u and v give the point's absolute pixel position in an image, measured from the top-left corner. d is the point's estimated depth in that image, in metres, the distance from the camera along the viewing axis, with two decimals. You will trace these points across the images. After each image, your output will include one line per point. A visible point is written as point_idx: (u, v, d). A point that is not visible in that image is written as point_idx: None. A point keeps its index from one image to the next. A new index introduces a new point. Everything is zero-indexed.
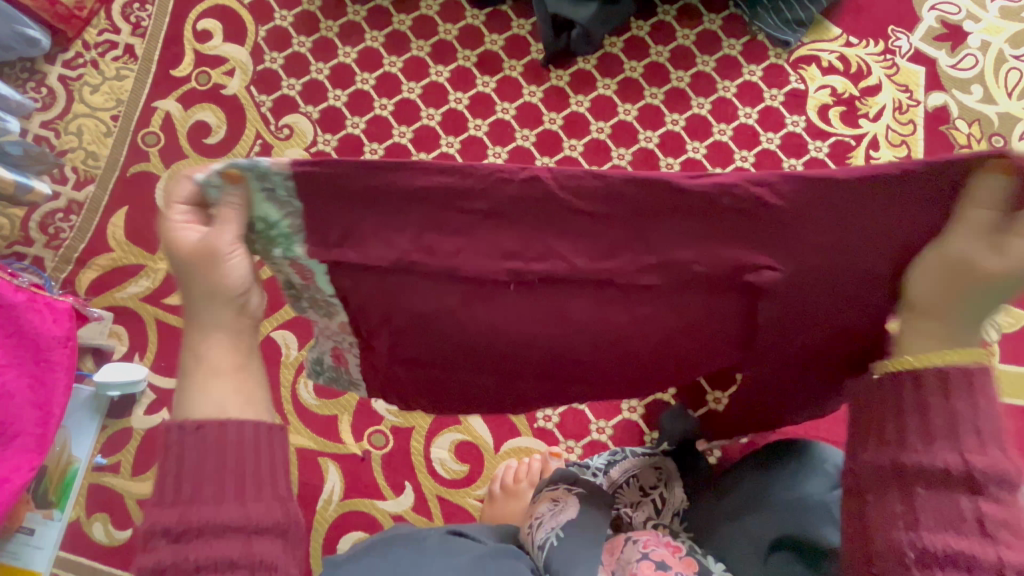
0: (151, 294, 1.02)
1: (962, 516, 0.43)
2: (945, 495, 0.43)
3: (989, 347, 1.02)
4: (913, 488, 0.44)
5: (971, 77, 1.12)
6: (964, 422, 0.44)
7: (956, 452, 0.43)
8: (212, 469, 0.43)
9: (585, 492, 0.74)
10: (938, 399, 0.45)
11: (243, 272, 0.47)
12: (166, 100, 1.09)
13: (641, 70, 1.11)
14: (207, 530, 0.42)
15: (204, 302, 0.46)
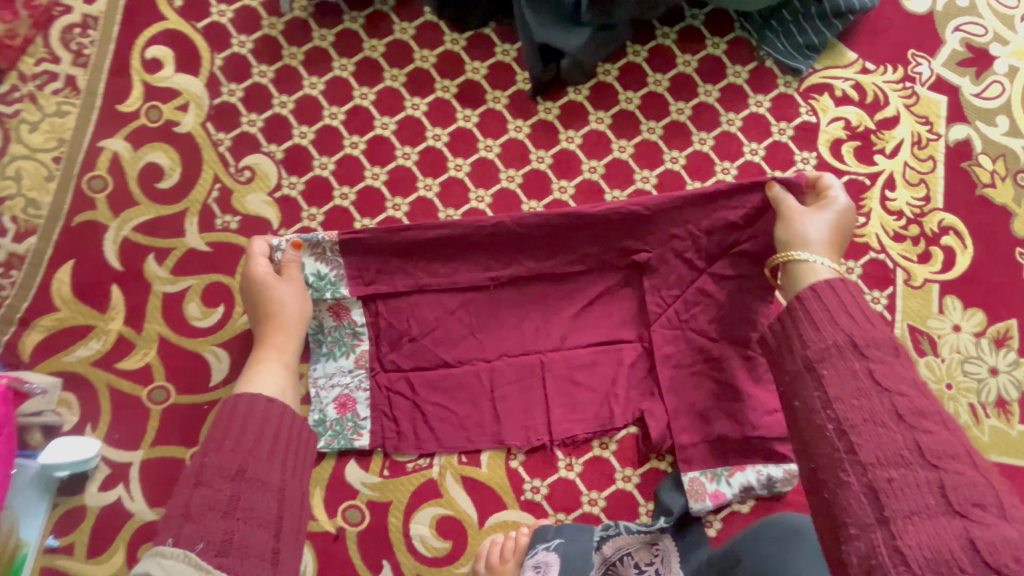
0: (102, 358, 0.93)
1: (867, 391, 0.57)
2: (848, 377, 0.59)
3: (1009, 406, 0.95)
4: (819, 372, 0.61)
5: (996, 107, 1.03)
6: (834, 313, 0.64)
7: (838, 334, 0.62)
8: (243, 458, 0.61)
9: (563, 546, 0.85)
10: (817, 303, 0.65)
11: (299, 301, 0.86)
12: (112, 139, 0.98)
13: (638, 102, 1.02)
14: (242, 511, 0.58)
15: (275, 325, 0.84)
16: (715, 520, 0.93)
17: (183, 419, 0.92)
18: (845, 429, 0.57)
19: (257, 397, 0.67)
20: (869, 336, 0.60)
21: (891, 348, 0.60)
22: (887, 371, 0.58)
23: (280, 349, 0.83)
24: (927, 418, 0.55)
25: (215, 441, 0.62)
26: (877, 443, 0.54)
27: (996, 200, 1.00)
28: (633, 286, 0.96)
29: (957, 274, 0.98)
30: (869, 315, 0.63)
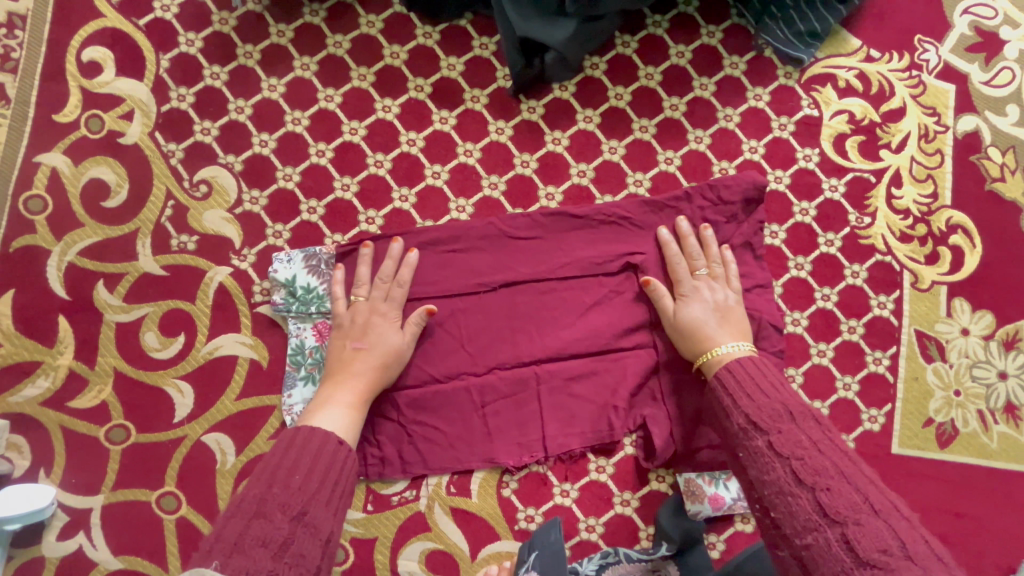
0: (52, 397, 0.85)
1: (771, 464, 0.65)
2: (758, 457, 0.67)
3: (1017, 411, 0.92)
4: (738, 457, 0.70)
5: (1006, 95, 0.97)
6: (744, 388, 0.73)
7: (741, 416, 0.71)
8: (308, 498, 0.62)
9: (539, 559, 0.80)
10: (726, 384, 0.75)
11: (396, 338, 0.83)
12: (50, 153, 0.88)
13: (629, 98, 0.94)
14: (289, 555, 0.57)
15: (366, 348, 0.82)
16: (719, 542, 0.88)
17: (147, 460, 0.85)
18: (765, 506, 0.64)
19: (329, 436, 0.70)
20: (764, 413, 0.69)
21: (785, 416, 0.68)
22: (785, 440, 0.66)
23: (351, 392, 0.79)
24: (824, 477, 0.61)
25: (284, 476, 0.63)
26: (790, 512, 0.61)
27: (1005, 195, 0.95)
28: (627, 299, 0.89)
29: (965, 274, 0.94)
30: (770, 388, 0.72)
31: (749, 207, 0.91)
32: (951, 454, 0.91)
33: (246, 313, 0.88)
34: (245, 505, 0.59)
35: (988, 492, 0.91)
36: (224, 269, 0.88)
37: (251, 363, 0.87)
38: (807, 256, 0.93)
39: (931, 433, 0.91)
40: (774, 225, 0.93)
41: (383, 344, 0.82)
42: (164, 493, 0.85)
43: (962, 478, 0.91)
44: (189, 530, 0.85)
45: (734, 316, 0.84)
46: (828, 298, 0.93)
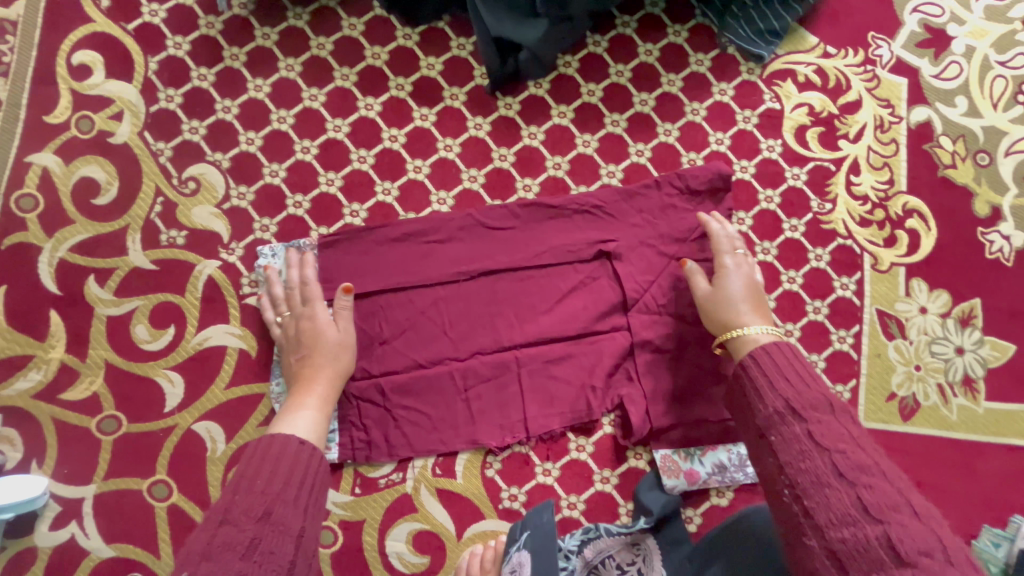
0: (44, 389, 0.87)
1: (809, 453, 0.63)
2: (792, 442, 0.65)
3: (974, 384, 0.97)
4: (768, 441, 0.68)
5: (955, 87, 1.03)
6: (773, 376, 0.72)
7: (778, 401, 0.70)
8: (271, 499, 0.62)
9: (531, 538, 0.81)
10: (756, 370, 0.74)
11: (336, 334, 0.85)
12: (41, 153, 0.91)
13: (601, 94, 0.99)
14: (259, 555, 0.57)
15: (309, 355, 0.84)
16: (695, 516, 0.91)
17: (138, 449, 0.87)
18: (797, 493, 0.62)
19: (289, 438, 0.68)
20: (805, 401, 0.68)
21: (827, 408, 0.67)
22: (827, 431, 0.64)
23: (314, 397, 0.81)
24: (866, 473, 0.60)
25: (246, 480, 0.63)
26: (828, 504, 0.59)
27: (957, 181, 1.01)
28: (603, 285, 0.93)
29: (922, 256, 0.99)
30: (806, 379, 0.71)
31: (717, 196, 0.96)
32: (913, 426, 0.96)
33: (235, 306, 0.90)
34: (213, 514, 0.60)
35: (949, 461, 0.95)
36: (212, 263, 0.91)
37: (240, 353, 0.90)
38: (773, 241, 0.98)
39: (894, 407, 0.96)
40: (741, 211, 0.98)
41: (325, 345, 0.84)
42: (155, 480, 0.87)
43: (925, 449, 0.95)
44: (180, 516, 0.86)
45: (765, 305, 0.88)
46: (794, 281, 0.97)
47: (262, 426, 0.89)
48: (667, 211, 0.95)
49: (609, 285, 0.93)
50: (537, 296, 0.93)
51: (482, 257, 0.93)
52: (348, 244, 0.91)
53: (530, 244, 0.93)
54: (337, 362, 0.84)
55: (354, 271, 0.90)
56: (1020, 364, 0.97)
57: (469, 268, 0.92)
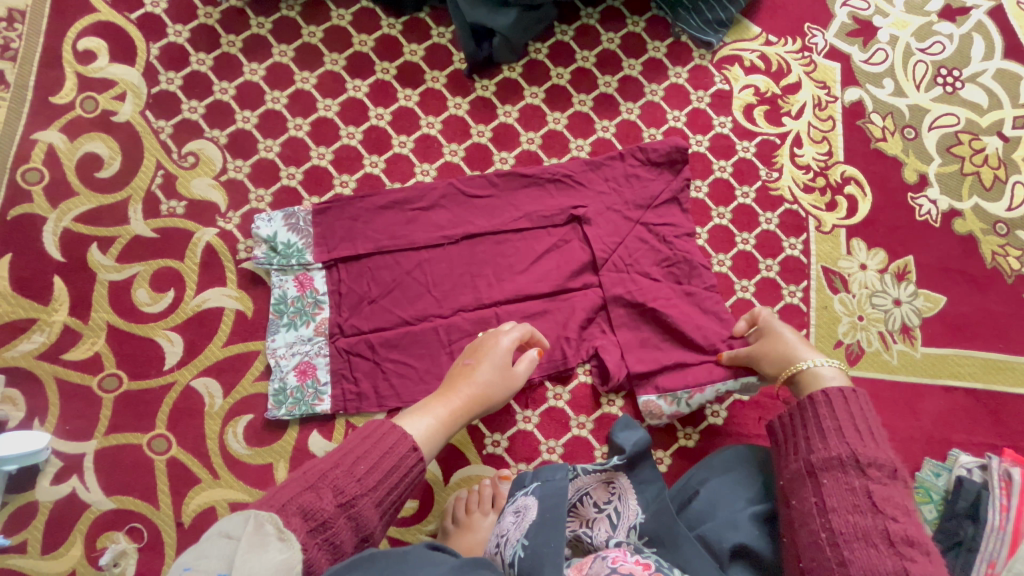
0: (47, 350, 0.92)
1: (865, 511, 0.71)
2: (847, 491, 0.73)
3: (911, 331, 1.07)
4: (818, 480, 0.75)
5: (882, 71, 1.16)
6: (843, 427, 0.78)
7: (845, 448, 0.76)
8: (362, 491, 0.66)
9: (540, 487, 0.87)
10: (827, 410, 0.80)
11: (507, 372, 0.88)
12: (47, 131, 0.97)
13: (569, 77, 1.09)
14: (322, 537, 0.62)
15: (470, 369, 0.87)
16: (665, 457, 0.99)
17: (138, 406, 0.92)
18: (838, 540, 0.70)
19: (406, 438, 0.72)
20: (871, 456, 0.74)
21: (891, 473, 0.74)
22: (883, 493, 0.72)
23: (445, 406, 0.81)
24: (913, 547, 0.67)
25: (352, 460, 0.68)
26: (867, 560, 0.67)
27: (888, 152, 1.13)
28: (574, 246, 1.02)
29: (860, 218, 1.10)
30: (874, 433, 0.77)
31: (675, 167, 1.05)
32: (859, 370, 1.05)
33: (232, 269, 0.97)
34: (308, 474, 0.66)
35: (891, 401, 1.05)
36: (210, 231, 0.97)
37: (237, 314, 0.95)
38: (727, 207, 1.08)
39: (841, 353, 1.06)
40: (698, 180, 1.08)
41: (489, 371, 0.86)
42: (155, 435, 0.91)
43: (869, 390, 1.05)
44: (179, 468, 0.91)
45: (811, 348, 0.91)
46: (747, 242, 1.07)
47: (258, 381, 0.94)
48: (630, 179, 1.05)
49: (580, 247, 1.02)
50: (515, 257, 1.00)
51: (463, 222, 1.00)
52: (337, 212, 0.98)
53: (506, 209, 1.02)
54: (490, 390, 0.85)
55: (344, 237, 0.97)
56: (951, 313, 1.08)
57: (451, 231, 0.99)
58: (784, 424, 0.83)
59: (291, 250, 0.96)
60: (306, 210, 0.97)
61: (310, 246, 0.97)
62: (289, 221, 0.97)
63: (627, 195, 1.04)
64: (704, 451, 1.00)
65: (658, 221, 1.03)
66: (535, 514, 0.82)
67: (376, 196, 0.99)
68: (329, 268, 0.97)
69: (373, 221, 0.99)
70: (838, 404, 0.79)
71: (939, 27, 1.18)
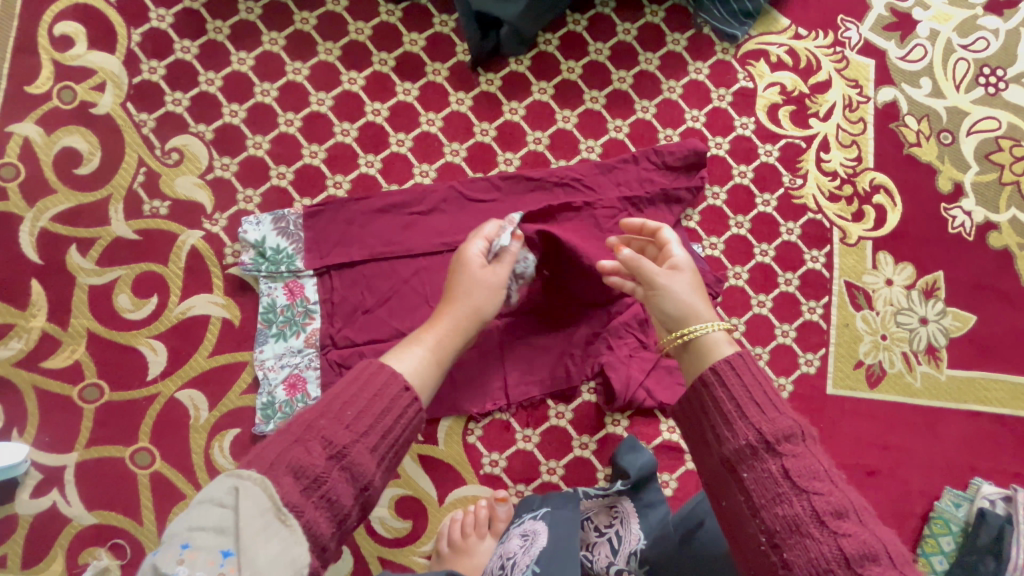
0: (26, 358, 0.88)
1: (788, 496, 0.59)
2: (767, 481, 0.60)
3: (937, 352, 1.01)
4: (740, 477, 0.62)
5: (920, 69, 1.07)
6: (743, 403, 0.65)
7: (751, 431, 0.63)
8: (353, 438, 0.61)
9: (550, 513, 0.85)
10: (724, 390, 0.66)
11: (486, 281, 0.81)
12: (22, 123, 0.91)
13: (580, 72, 1.01)
14: (319, 496, 0.58)
15: (448, 295, 0.81)
16: (671, 480, 0.95)
17: (120, 418, 0.88)
18: (774, 541, 0.59)
19: (397, 378, 0.66)
20: (779, 431, 0.62)
21: (800, 437, 0.62)
22: (800, 467, 0.60)
23: (433, 336, 0.76)
24: (845, 518, 0.58)
25: (338, 407, 0.62)
26: (808, 559, 0.56)
27: (922, 158, 1.05)
28: None
29: (888, 230, 1.03)
30: (774, 401, 0.64)
31: (690, 172, 0.99)
32: (880, 393, 0.99)
33: (218, 275, 0.91)
34: (292, 427, 0.60)
35: (914, 426, 0.99)
36: (196, 233, 0.92)
37: (224, 322, 0.91)
38: (746, 215, 1.01)
39: (861, 374, 0.99)
40: (716, 186, 1.01)
41: (470, 289, 0.80)
42: (138, 448, 0.87)
43: (889, 414, 0.99)
44: (163, 483, 0.87)
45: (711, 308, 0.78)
46: (766, 254, 1.00)
47: (245, 394, 0.89)
48: (643, 183, 0.97)
49: None
50: None
51: (463, 228, 0.94)
52: (329, 217, 0.92)
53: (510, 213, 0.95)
54: (475, 310, 0.80)
55: (337, 243, 0.92)
56: (980, 333, 1.01)
57: (450, 237, 0.93)
58: (687, 416, 0.69)
59: (281, 256, 0.90)
60: (297, 213, 0.91)
61: (301, 252, 0.91)
62: (279, 225, 0.91)
63: (640, 200, 0.96)
64: None
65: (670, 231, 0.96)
66: (545, 539, 0.81)
67: (370, 199, 0.93)
68: (321, 276, 0.91)
69: (368, 227, 0.93)
70: (733, 378, 0.66)
71: (984, 21, 1.08)
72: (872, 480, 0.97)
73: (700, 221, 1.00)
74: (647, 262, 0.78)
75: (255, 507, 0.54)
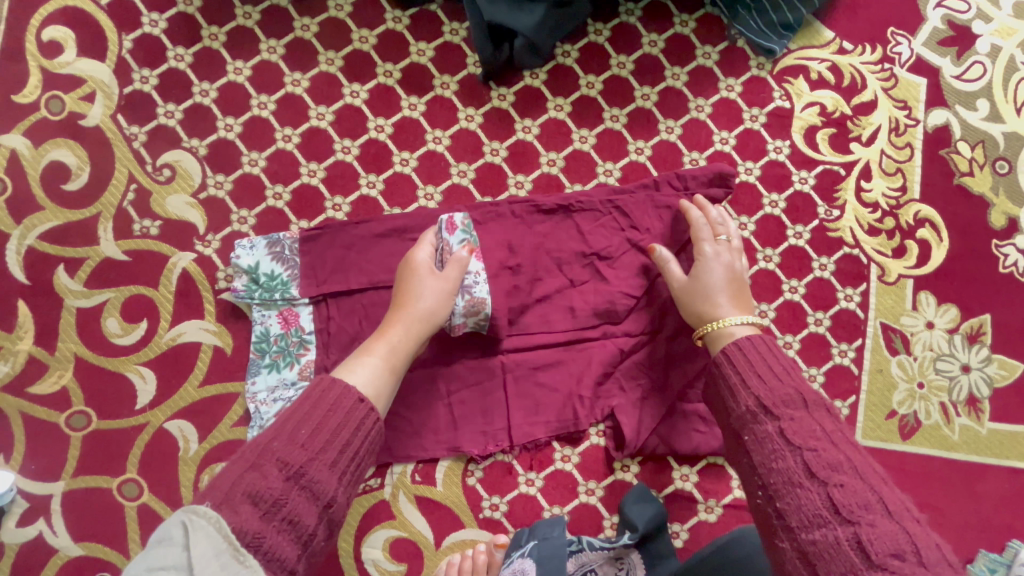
0: (12, 381, 0.85)
1: (781, 452, 0.63)
2: (765, 441, 0.66)
3: (979, 404, 0.93)
4: (742, 440, 0.68)
5: (977, 89, 0.97)
6: (749, 376, 0.71)
7: (751, 400, 0.69)
8: (309, 458, 0.60)
9: (538, 547, 0.80)
10: (730, 369, 0.73)
11: (431, 289, 0.79)
12: (9, 134, 0.87)
13: (600, 87, 0.94)
14: (280, 519, 0.56)
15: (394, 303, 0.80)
16: (682, 531, 0.88)
17: (107, 448, 0.84)
18: (770, 494, 0.63)
19: (350, 392, 0.66)
20: (776, 397, 0.68)
21: (799, 403, 0.67)
22: (798, 429, 0.64)
23: (385, 344, 0.76)
24: (836, 471, 0.60)
25: (292, 429, 0.61)
26: (799, 506, 0.60)
27: (974, 190, 0.95)
28: (595, 289, 0.88)
29: (932, 268, 0.94)
30: (777, 374, 0.70)
31: (717, 198, 0.90)
32: (913, 446, 0.92)
33: (210, 300, 0.87)
34: (247, 454, 0.59)
35: (950, 483, 0.91)
36: (187, 255, 0.87)
37: (215, 350, 0.86)
38: (776, 248, 0.93)
39: (894, 425, 0.92)
40: (744, 216, 0.93)
41: (415, 296, 0.78)
42: (126, 479, 0.84)
43: (923, 468, 0.91)
44: (150, 517, 0.84)
45: (742, 285, 0.83)
46: (795, 291, 0.93)
47: (236, 427, 0.86)
48: (667, 212, 0.89)
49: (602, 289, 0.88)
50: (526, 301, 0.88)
51: None
52: (326, 242, 0.86)
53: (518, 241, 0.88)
54: (425, 320, 0.78)
55: (333, 270, 0.86)
56: None
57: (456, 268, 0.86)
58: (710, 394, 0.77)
59: (276, 283, 0.85)
60: (293, 236, 0.85)
61: (297, 279, 0.85)
62: (274, 249, 0.85)
63: (660, 230, 0.89)
64: (727, 527, 0.89)
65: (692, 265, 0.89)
66: None
67: (371, 223, 0.87)
68: (317, 304, 0.86)
69: (368, 253, 0.86)
70: (741, 353, 0.74)
71: None
72: None
73: None
74: (670, 265, 0.84)
75: (209, 547, 0.48)
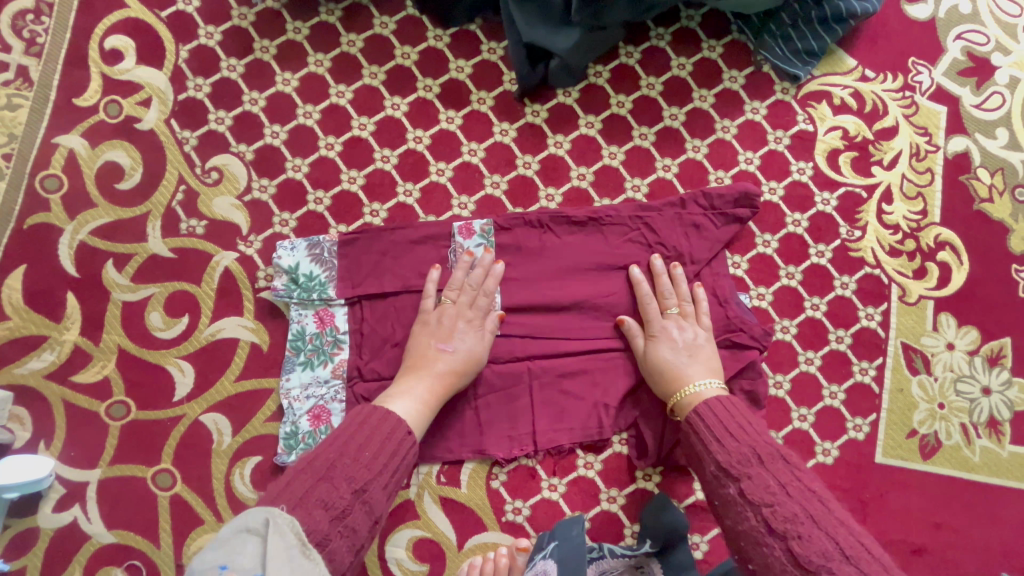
0: (57, 370, 0.88)
1: (744, 512, 0.66)
2: (731, 504, 0.68)
3: (999, 426, 0.93)
4: (714, 502, 0.71)
5: (996, 119, 1.00)
6: (710, 436, 0.73)
7: (712, 462, 0.72)
8: (372, 476, 0.64)
9: (558, 549, 0.81)
10: (695, 431, 0.75)
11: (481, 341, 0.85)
12: (68, 135, 0.92)
13: (630, 106, 0.97)
14: (342, 527, 0.59)
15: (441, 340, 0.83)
16: (702, 542, 0.89)
17: (144, 438, 0.87)
18: (744, 555, 0.66)
19: (401, 425, 0.69)
20: (733, 458, 0.70)
21: (755, 459, 0.69)
22: (757, 487, 0.67)
23: (430, 382, 0.80)
24: (796, 524, 0.63)
25: (356, 448, 0.65)
26: (767, 566, 0.63)
27: (993, 215, 0.98)
28: (622, 300, 0.90)
29: (952, 290, 0.96)
30: (733, 431, 0.72)
31: (744, 216, 0.93)
32: (933, 466, 0.92)
33: (250, 299, 0.90)
34: (315, 467, 0.62)
35: (971, 505, 0.91)
36: (230, 254, 0.91)
37: (252, 346, 0.89)
38: (798, 266, 0.95)
39: (915, 444, 0.93)
40: (768, 234, 0.96)
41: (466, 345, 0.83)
42: (160, 469, 0.87)
43: (943, 489, 0.92)
44: (182, 507, 0.86)
45: (706, 352, 0.85)
46: (817, 308, 0.95)
47: (269, 422, 0.88)
48: (692, 230, 0.92)
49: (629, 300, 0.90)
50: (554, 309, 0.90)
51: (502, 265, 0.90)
52: (363, 248, 0.89)
53: (547, 250, 0.91)
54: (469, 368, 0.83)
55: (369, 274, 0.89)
56: None
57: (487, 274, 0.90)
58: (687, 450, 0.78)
59: (313, 284, 0.88)
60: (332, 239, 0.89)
61: (334, 281, 0.88)
62: (313, 250, 0.89)
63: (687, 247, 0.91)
64: None
65: (716, 280, 0.91)
66: None
67: (406, 230, 0.90)
68: (353, 305, 0.88)
69: (402, 257, 0.89)
70: (707, 415, 0.75)
71: None
72: (922, 559, 0.89)
73: (749, 269, 0.95)
74: (636, 337, 0.87)
75: (281, 542, 0.50)
